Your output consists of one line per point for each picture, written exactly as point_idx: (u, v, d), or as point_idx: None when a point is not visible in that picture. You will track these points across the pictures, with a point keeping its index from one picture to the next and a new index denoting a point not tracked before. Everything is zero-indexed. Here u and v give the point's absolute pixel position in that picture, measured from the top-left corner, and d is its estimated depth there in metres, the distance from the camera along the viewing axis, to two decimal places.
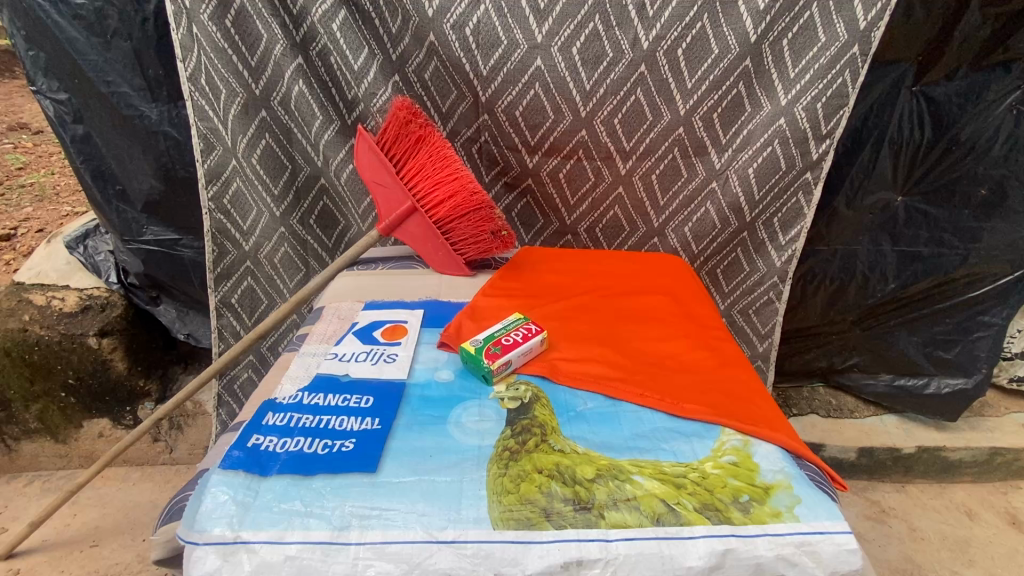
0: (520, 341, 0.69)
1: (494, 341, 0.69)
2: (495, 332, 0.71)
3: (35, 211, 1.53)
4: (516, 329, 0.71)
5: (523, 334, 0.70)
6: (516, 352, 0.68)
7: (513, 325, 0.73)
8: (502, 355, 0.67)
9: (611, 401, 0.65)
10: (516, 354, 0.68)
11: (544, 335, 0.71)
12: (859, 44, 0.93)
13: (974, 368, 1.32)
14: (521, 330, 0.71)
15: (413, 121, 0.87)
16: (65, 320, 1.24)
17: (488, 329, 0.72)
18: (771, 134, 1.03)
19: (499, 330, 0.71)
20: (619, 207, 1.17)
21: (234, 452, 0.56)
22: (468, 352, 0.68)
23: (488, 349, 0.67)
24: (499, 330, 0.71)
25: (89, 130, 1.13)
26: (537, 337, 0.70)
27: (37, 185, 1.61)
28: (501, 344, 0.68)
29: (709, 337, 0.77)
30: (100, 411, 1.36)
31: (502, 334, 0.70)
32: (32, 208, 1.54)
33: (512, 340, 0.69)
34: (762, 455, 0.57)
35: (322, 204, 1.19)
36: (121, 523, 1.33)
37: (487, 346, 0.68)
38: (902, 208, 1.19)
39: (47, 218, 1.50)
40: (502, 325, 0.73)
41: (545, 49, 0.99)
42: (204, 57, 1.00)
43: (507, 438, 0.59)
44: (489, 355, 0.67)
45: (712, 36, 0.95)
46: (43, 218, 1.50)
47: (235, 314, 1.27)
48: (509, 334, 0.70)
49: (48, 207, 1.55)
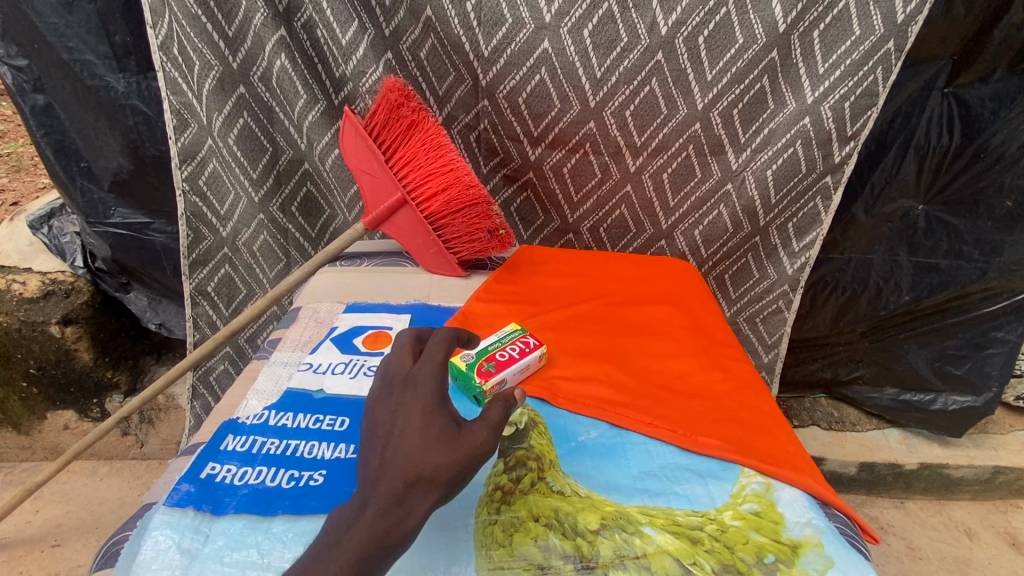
0: (517, 356, 0.63)
1: (488, 356, 0.63)
2: (488, 347, 0.64)
3: (10, 180, 1.45)
4: (513, 341, 0.65)
5: (519, 348, 0.64)
6: (512, 369, 0.61)
7: (509, 337, 0.66)
8: (497, 373, 0.60)
9: (616, 430, 0.58)
10: (513, 372, 0.62)
11: (542, 350, 0.64)
12: (895, 39, 0.85)
13: (984, 386, 1.27)
14: (518, 344, 0.65)
15: (406, 105, 0.79)
16: (25, 306, 1.15)
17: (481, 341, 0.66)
18: (794, 134, 0.95)
19: (493, 343, 0.65)
20: (625, 207, 1.09)
21: (184, 485, 0.49)
22: (459, 370, 0.62)
23: (481, 366, 0.61)
24: (493, 343, 0.65)
25: (51, 101, 1.03)
26: (537, 351, 0.64)
27: (15, 154, 1.51)
28: (495, 361, 0.62)
29: (721, 356, 0.70)
30: (64, 403, 1.28)
31: (496, 347, 0.64)
32: (8, 178, 1.45)
33: (507, 356, 0.63)
34: (787, 504, 0.50)
35: (305, 190, 1.10)
36: (86, 522, 1.26)
37: (479, 363, 0.62)
38: (922, 217, 1.12)
39: (23, 190, 1.43)
40: (497, 336, 0.66)
41: (554, 30, 0.90)
42: (176, 25, 0.91)
43: (500, 474, 0.52)
44: (483, 374, 0.60)
45: (737, 23, 0.87)
46: (19, 189, 1.43)
47: (211, 302, 1.19)
48: (505, 348, 0.64)
49: (26, 177, 1.46)
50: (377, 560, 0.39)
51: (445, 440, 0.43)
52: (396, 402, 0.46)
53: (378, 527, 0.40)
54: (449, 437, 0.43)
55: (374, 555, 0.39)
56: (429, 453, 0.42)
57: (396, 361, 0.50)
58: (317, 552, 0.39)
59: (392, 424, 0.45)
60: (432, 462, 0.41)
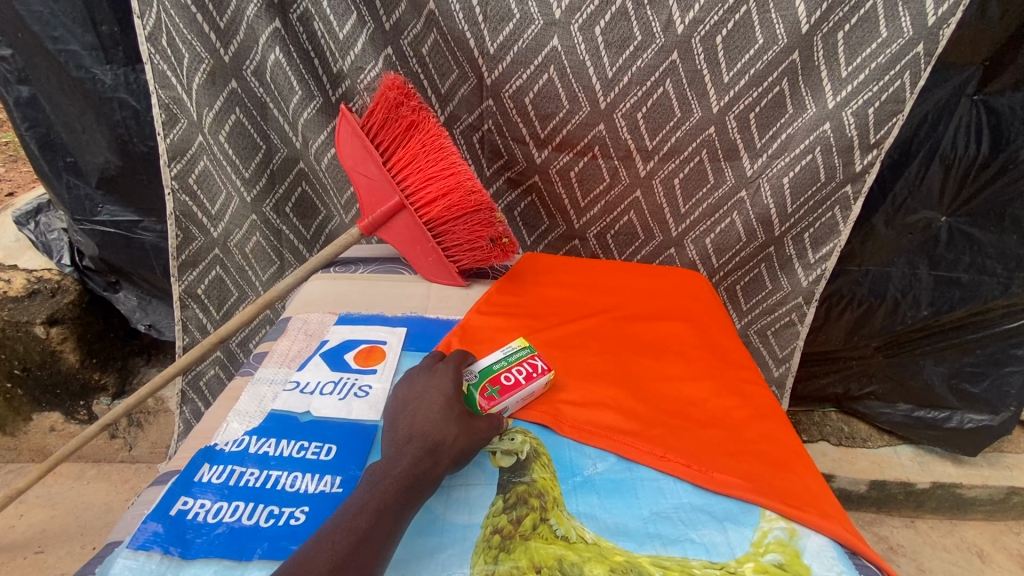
0: (522, 382, 0.58)
1: (492, 377, 0.58)
2: (492, 365, 0.59)
3: (3, 171, 1.40)
4: (521, 361, 0.60)
5: (526, 372, 0.59)
6: (515, 397, 0.57)
7: (516, 354, 0.61)
8: (498, 401, 0.56)
9: (624, 463, 0.54)
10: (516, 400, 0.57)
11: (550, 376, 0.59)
12: (925, 42, 0.79)
13: (1003, 405, 1.22)
14: (525, 365, 0.60)
15: (405, 104, 0.74)
16: (9, 305, 1.11)
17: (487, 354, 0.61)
18: (814, 141, 0.90)
19: (498, 361, 0.60)
20: (634, 213, 1.04)
21: (152, 523, 0.45)
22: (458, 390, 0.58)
23: (481, 390, 0.57)
24: (498, 361, 0.60)
25: (35, 93, 0.98)
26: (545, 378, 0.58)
27: (9, 144, 1.47)
28: (498, 386, 0.57)
29: (736, 380, 0.66)
30: (50, 404, 1.24)
31: (501, 367, 0.59)
32: None
33: (512, 381, 0.58)
34: (813, 554, 0.46)
35: (301, 190, 1.05)
36: (70, 527, 1.22)
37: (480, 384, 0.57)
38: (945, 229, 1.07)
39: (18, 179, 1.39)
40: (504, 351, 0.61)
41: (564, 26, 0.85)
42: (165, 15, 0.86)
43: (498, 514, 0.48)
44: (484, 400, 0.56)
45: (758, 23, 0.82)
46: (13, 180, 1.38)
47: (201, 305, 1.15)
48: (510, 370, 0.59)
49: (19, 167, 1.42)
50: (414, 494, 0.45)
51: (466, 416, 0.52)
52: (422, 385, 0.54)
53: (416, 469, 0.46)
54: (468, 415, 0.52)
55: (412, 490, 0.45)
56: (455, 423, 0.50)
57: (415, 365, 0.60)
58: (368, 484, 0.45)
59: (417, 402, 0.52)
60: (458, 428, 0.50)
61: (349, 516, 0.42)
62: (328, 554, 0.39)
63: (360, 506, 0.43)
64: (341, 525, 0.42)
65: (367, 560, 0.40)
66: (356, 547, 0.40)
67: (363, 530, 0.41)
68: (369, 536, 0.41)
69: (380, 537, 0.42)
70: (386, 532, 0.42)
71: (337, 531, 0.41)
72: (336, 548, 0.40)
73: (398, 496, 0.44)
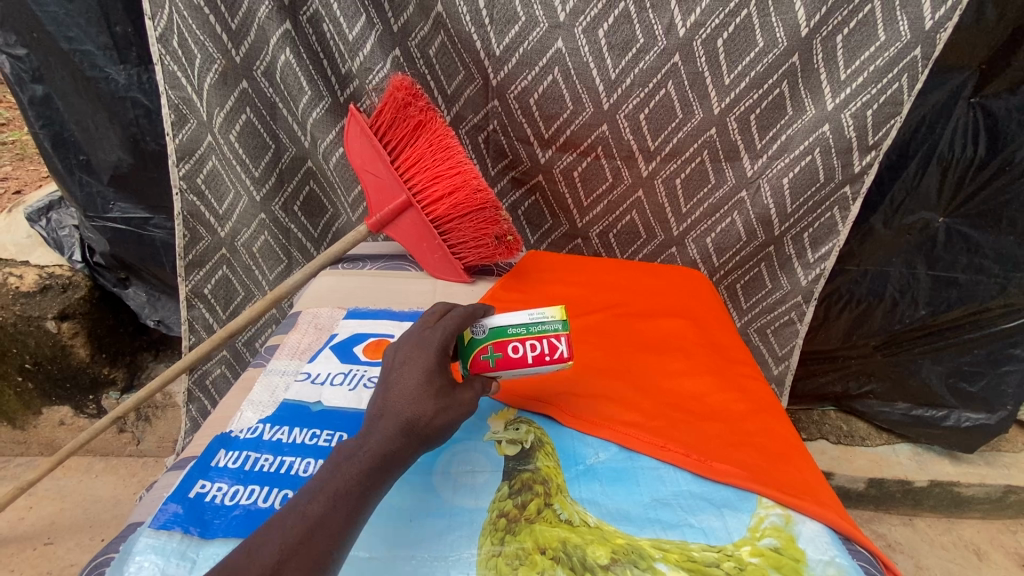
0: (528, 359, 0.55)
1: (501, 342, 0.55)
2: (507, 328, 0.55)
3: (12, 169, 1.43)
4: (538, 337, 0.55)
5: (538, 351, 0.55)
6: (511, 369, 0.55)
7: (541, 325, 0.55)
8: (492, 369, 0.55)
9: (626, 453, 0.55)
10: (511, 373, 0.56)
11: (562, 364, 0.55)
12: (922, 46, 0.81)
13: (999, 404, 1.23)
14: (543, 342, 0.55)
15: (413, 104, 0.76)
16: (22, 300, 1.14)
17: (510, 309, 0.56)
18: (813, 142, 0.92)
19: (514, 326, 0.55)
20: (636, 212, 1.06)
21: (172, 505, 0.46)
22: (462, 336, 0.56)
23: (481, 352, 0.55)
24: (517, 325, 0.55)
25: (50, 92, 1.01)
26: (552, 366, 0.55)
27: (17, 142, 1.49)
28: (500, 355, 0.55)
29: (736, 375, 0.67)
30: (60, 398, 1.26)
31: (515, 334, 0.55)
32: (9, 165, 1.43)
33: (518, 355, 0.55)
34: (807, 539, 0.47)
35: (308, 188, 1.07)
36: (80, 520, 1.24)
37: (484, 345, 0.55)
38: (943, 230, 1.08)
39: (26, 178, 1.41)
40: (529, 315, 0.55)
41: (568, 29, 0.87)
42: (177, 16, 0.88)
43: (504, 499, 0.49)
44: (478, 363, 0.55)
45: (758, 26, 0.84)
46: (21, 178, 1.41)
47: (207, 305, 1.16)
48: (523, 343, 0.55)
49: (27, 165, 1.44)
50: (379, 477, 0.43)
51: (447, 391, 0.49)
52: (405, 353, 0.50)
53: (386, 448, 0.44)
54: (449, 391, 0.49)
55: (377, 473, 0.43)
56: (433, 398, 0.47)
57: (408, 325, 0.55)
58: (332, 464, 0.43)
59: (397, 372, 0.49)
60: (437, 406, 0.47)
61: (306, 498, 0.40)
62: (278, 539, 0.38)
63: (319, 489, 0.41)
64: (296, 509, 0.40)
65: (321, 546, 0.38)
66: (309, 533, 0.38)
67: (318, 515, 0.39)
68: (324, 521, 0.39)
69: (337, 522, 0.40)
70: (344, 517, 0.40)
71: (291, 514, 0.39)
72: (287, 534, 0.38)
73: (362, 480, 0.42)
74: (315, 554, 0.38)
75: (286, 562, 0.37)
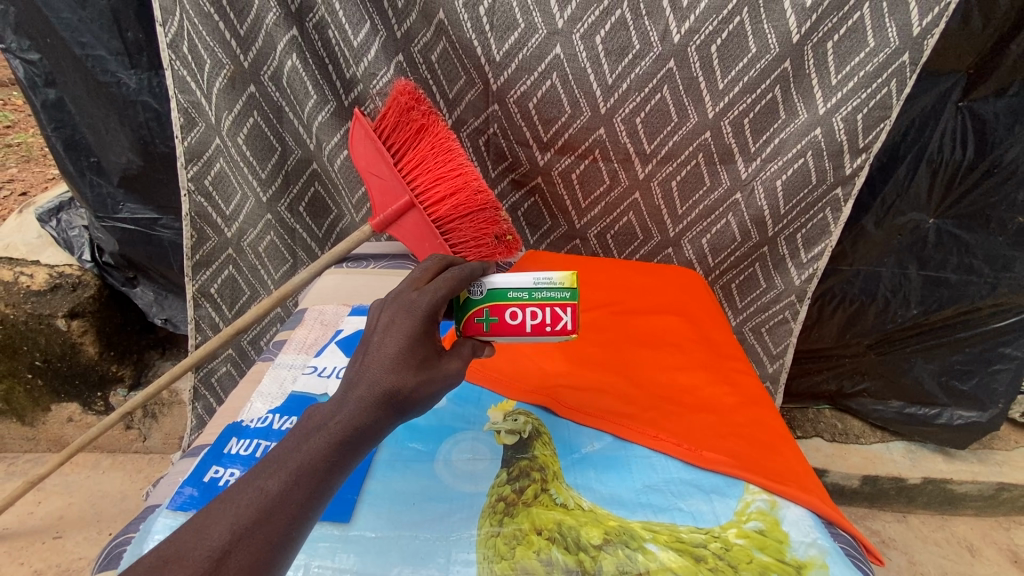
0: (526, 327, 0.56)
1: (500, 307, 0.55)
2: (507, 292, 0.55)
3: (19, 171, 1.45)
4: (540, 305, 0.55)
5: (538, 320, 0.55)
6: (505, 334, 0.56)
7: (544, 293, 0.55)
8: (486, 332, 0.56)
9: (620, 442, 0.58)
10: (506, 337, 0.56)
11: (561, 334, 0.56)
12: (910, 51, 0.84)
13: (991, 402, 1.26)
14: (545, 311, 0.55)
15: (416, 108, 0.79)
16: (32, 299, 1.16)
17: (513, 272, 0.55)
18: (805, 145, 0.94)
19: (515, 291, 0.55)
20: (633, 214, 1.09)
21: (188, 489, 0.49)
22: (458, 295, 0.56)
23: (477, 314, 0.55)
24: (519, 290, 0.55)
25: (62, 96, 1.03)
26: (551, 336, 0.56)
27: (24, 144, 1.52)
28: (497, 318, 0.55)
29: (727, 369, 0.70)
30: (68, 395, 1.29)
31: (516, 299, 0.55)
32: (18, 167, 1.46)
33: (516, 320, 0.55)
34: (791, 522, 0.50)
35: (313, 190, 1.10)
36: (87, 514, 1.26)
37: (480, 307, 0.55)
38: (933, 231, 1.11)
39: (31, 180, 1.44)
40: (534, 280, 0.55)
41: (566, 35, 0.90)
42: (187, 23, 0.91)
43: (503, 484, 0.52)
44: (473, 325, 0.55)
45: (751, 33, 0.86)
46: (27, 180, 1.43)
47: (214, 304, 1.19)
48: (523, 309, 0.55)
49: (34, 167, 1.47)
50: (347, 453, 0.41)
51: (428, 363, 0.46)
52: (388, 318, 0.47)
53: (357, 422, 0.42)
54: (431, 362, 0.46)
55: (345, 448, 0.41)
56: (413, 370, 0.45)
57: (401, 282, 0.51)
58: (298, 436, 0.41)
59: (379, 336, 0.45)
60: (417, 379, 0.45)
61: (266, 473, 0.39)
62: (232, 516, 0.36)
63: (281, 464, 0.39)
64: (255, 484, 0.38)
65: (277, 525, 0.37)
66: (266, 512, 0.37)
67: (277, 493, 0.38)
68: (283, 499, 0.38)
69: (296, 500, 0.38)
70: (305, 494, 0.39)
71: (248, 489, 0.38)
72: (242, 511, 0.37)
73: (328, 456, 0.40)
74: (270, 533, 0.37)
75: (237, 541, 0.36)
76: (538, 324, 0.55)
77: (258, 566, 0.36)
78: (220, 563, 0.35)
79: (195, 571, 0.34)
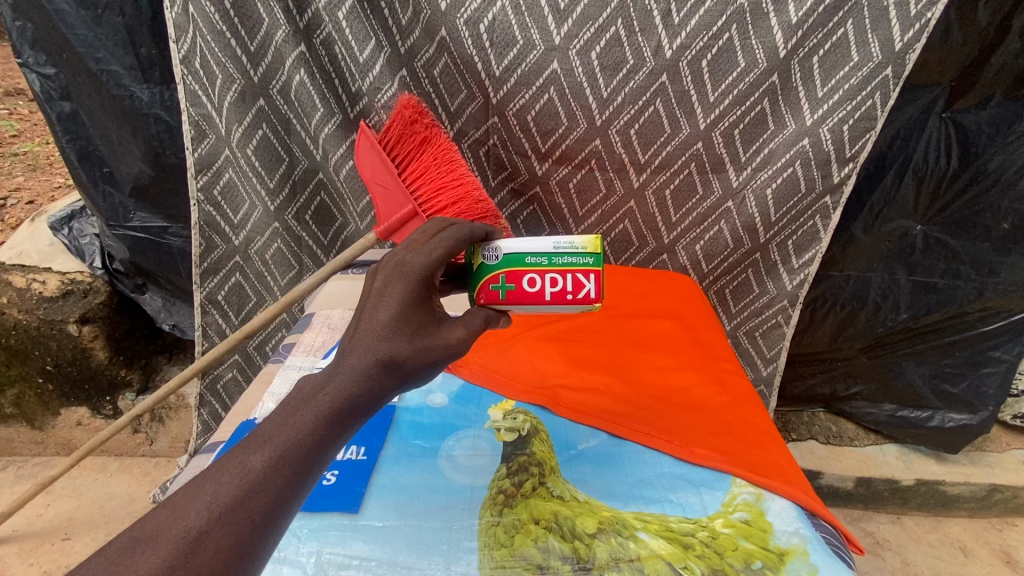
0: (544, 294, 0.58)
1: (517, 274, 0.57)
2: (525, 258, 0.57)
3: (26, 180, 1.49)
4: (559, 272, 0.57)
5: (558, 288, 0.57)
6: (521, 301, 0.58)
7: (563, 260, 0.57)
8: (501, 299, 0.58)
9: (614, 440, 0.61)
10: (522, 304, 0.58)
11: (580, 302, 0.58)
12: (893, 65, 0.87)
13: (981, 405, 1.28)
14: (563, 280, 0.57)
15: (418, 121, 0.82)
16: (45, 305, 1.20)
17: (532, 239, 0.57)
18: (794, 155, 0.98)
19: (533, 257, 0.57)
20: (629, 221, 1.12)
21: None
22: (477, 260, 0.59)
23: (493, 280, 0.58)
24: (537, 256, 0.57)
25: (77, 108, 1.07)
26: (571, 303, 0.57)
27: (30, 154, 1.55)
28: (513, 285, 0.57)
29: (719, 369, 0.72)
30: (78, 399, 1.32)
31: (533, 266, 0.57)
32: (26, 177, 1.50)
33: (534, 288, 0.57)
34: (775, 513, 0.52)
35: (319, 199, 1.14)
36: (95, 516, 1.29)
37: (497, 273, 0.58)
38: (920, 237, 1.14)
39: (39, 189, 1.47)
40: (554, 245, 0.56)
41: (563, 51, 0.94)
42: (200, 39, 0.95)
43: (502, 478, 0.55)
44: (490, 291, 0.58)
45: (740, 48, 0.90)
46: (33, 189, 1.47)
47: (221, 311, 1.22)
48: (541, 276, 0.57)
49: (41, 176, 1.50)
50: (333, 428, 0.42)
51: (420, 332, 0.48)
52: (381, 286, 0.49)
53: (348, 394, 0.43)
54: (424, 330, 0.48)
55: (332, 423, 0.42)
56: (406, 338, 0.46)
57: (391, 253, 0.53)
58: (286, 411, 0.42)
59: (372, 303, 0.47)
60: (411, 347, 0.46)
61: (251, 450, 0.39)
62: (212, 494, 0.37)
63: (267, 439, 0.40)
64: (238, 461, 0.39)
65: (259, 503, 0.38)
66: (248, 491, 0.37)
67: (259, 470, 0.38)
68: (266, 475, 0.38)
69: (282, 475, 0.39)
70: (291, 469, 0.39)
71: (232, 466, 0.39)
72: (223, 488, 0.37)
73: (315, 430, 0.41)
74: (252, 511, 0.37)
75: (217, 520, 0.36)
76: (557, 291, 0.56)
77: (239, 543, 0.36)
78: (198, 542, 0.35)
79: (171, 549, 0.34)
